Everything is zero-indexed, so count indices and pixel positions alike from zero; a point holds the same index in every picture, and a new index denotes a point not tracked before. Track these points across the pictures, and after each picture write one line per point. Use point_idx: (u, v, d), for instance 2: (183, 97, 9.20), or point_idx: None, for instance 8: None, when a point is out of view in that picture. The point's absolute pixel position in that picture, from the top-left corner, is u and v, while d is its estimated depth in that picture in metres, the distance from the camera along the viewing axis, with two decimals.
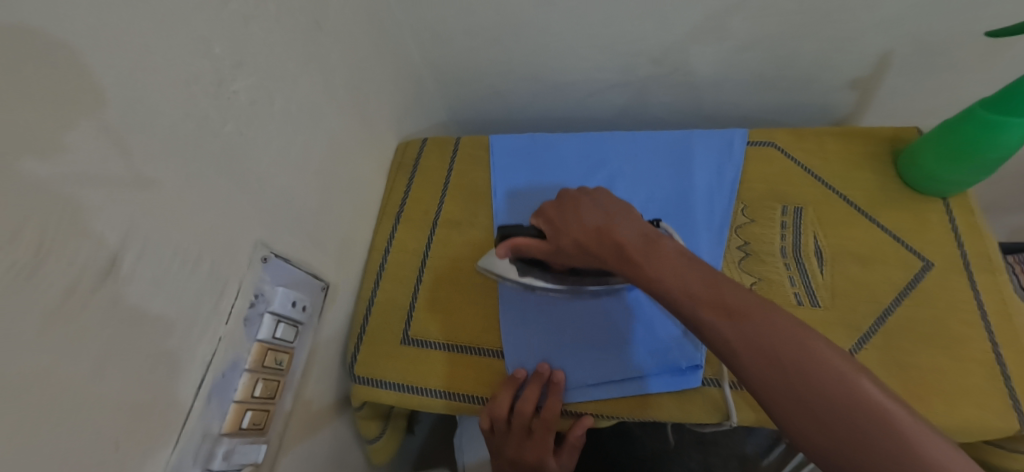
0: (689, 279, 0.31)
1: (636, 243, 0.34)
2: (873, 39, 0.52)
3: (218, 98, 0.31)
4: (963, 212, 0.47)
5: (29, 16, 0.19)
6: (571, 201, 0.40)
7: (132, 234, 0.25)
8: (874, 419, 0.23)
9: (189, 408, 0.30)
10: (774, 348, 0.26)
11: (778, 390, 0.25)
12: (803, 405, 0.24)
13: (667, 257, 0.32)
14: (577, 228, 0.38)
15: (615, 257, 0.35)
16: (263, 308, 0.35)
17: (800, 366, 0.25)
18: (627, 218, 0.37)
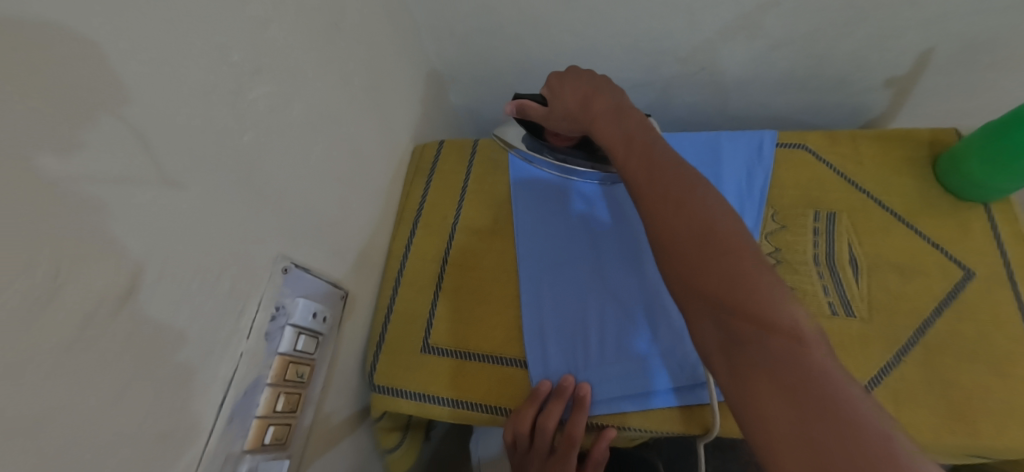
0: (630, 142, 0.38)
1: (608, 114, 0.41)
2: (913, 37, 0.50)
3: (236, 107, 0.30)
4: (1008, 221, 0.45)
5: (32, 33, 0.18)
6: (572, 73, 0.45)
7: (151, 256, 0.24)
8: (718, 235, 0.30)
9: (210, 427, 0.29)
10: (683, 211, 0.32)
11: (661, 209, 0.33)
12: (671, 219, 0.32)
13: (631, 129, 0.39)
14: (569, 96, 0.44)
15: (589, 122, 0.42)
16: (285, 321, 0.34)
17: (700, 227, 0.30)
18: (606, 95, 0.42)
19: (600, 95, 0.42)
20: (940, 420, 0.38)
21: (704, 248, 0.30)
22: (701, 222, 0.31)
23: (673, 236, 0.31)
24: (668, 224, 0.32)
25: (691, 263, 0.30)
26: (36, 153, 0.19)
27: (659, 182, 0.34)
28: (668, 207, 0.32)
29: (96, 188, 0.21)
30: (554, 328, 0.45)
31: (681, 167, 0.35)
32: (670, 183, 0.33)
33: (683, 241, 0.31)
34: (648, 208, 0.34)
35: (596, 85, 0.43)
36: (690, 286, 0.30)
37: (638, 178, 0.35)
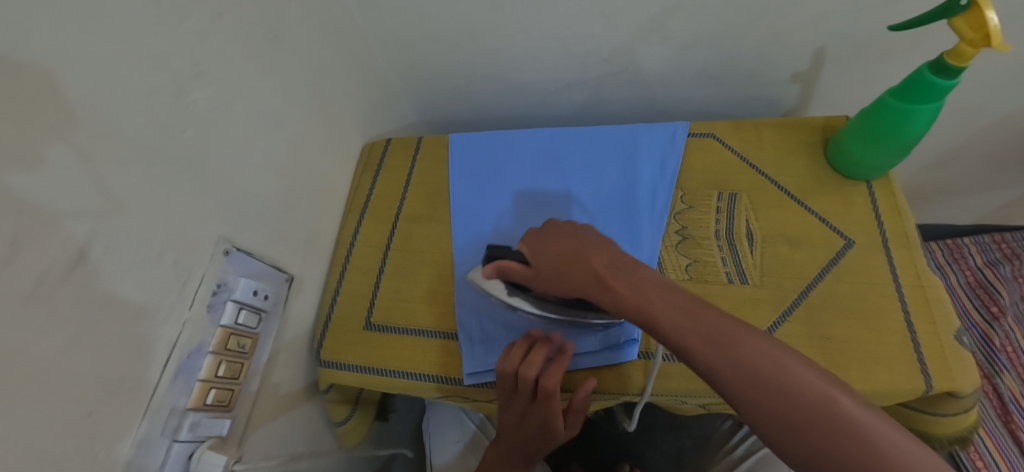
0: (668, 310, 0.32)
1: (615, 273, 0.36)
2: (804, 35, 0.55)
3: (181, 105, 0.35)
4: (884, 194, 0.51)
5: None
6: (551, 235, 0.42)
7: (100, 229, 0.29)
8: (847, 431, 0.25)
9: (155, 384, 0.33)
10: (758, 386, 0.27)
11: (762, 405, 0.27)
12: (784, 420, 0.26)
13: (659, 294, 0.33)
14: (554, 259, 0.40)
15: (597, 288, 0.36)
16: (226, 296, 0.38)
17: (784, 403, 0.27)
18: (604, 250, 0.38)
19: (594, 253, 0.38)
20: None
21: (806, 423, 0.26)
22: (785, 389, 0.27)
23: (758, 416, 0.27)
24: (753, 402, 0.28)
25: (804, 446, 0.26)
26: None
27: (722, 354, 0.29)
28: (739, 381, 0.28)
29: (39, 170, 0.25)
30: (483, 302, 0.49)
31: (725, 320, 0.30)
32: (722, 349, 0.29)
33: (775, 422, 0.27)
34: (720, 384, 0.29)
35: (582, 240, 0.40)
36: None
37: (678, 342, 0.31)
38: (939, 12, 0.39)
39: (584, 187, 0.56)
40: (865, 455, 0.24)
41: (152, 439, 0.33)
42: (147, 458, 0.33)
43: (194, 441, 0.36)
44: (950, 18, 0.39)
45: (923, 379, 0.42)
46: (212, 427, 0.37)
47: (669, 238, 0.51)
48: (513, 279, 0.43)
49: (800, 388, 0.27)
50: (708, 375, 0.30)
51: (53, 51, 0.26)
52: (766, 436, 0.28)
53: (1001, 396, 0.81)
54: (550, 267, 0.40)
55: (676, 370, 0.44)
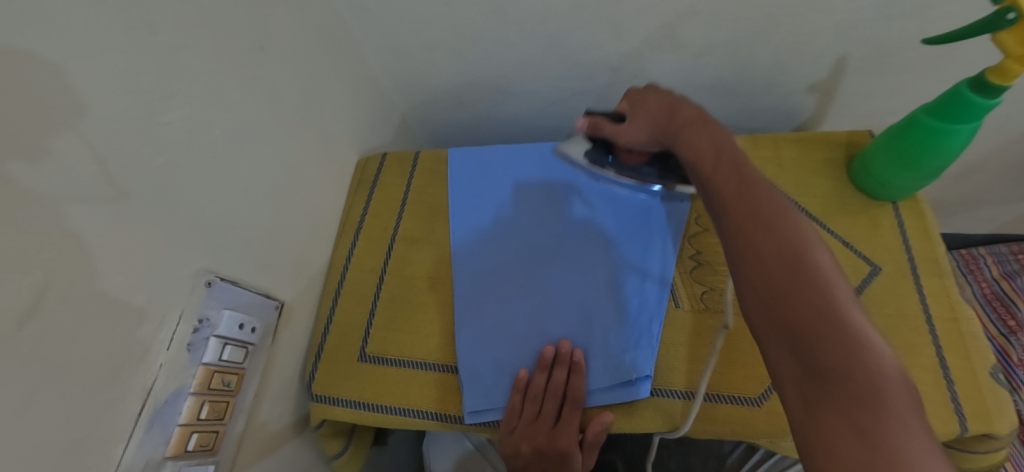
0: (717, 155, 0.35)
1: (695, 126, 0.38)
2: (826, 44, 0.52)
3: (153, 129, 0.32)
4: (913, 216, 0.48)
5: None
6: (656, 89, 0.44)
7: (59, 273, 0.26)
8: (814, 277, 0.26)
9: (129, 435, 0.31)
10: (762, 221, 0.29)
11: (754, 233, 0.29)
12: (760, 250, 0.28)
13: (722, 145, 0.36)
14: (649, 109, 0.43)
15: (671, 135, 0.40)
16: (209, 333, 0.36)
17: (779, 241, 0.28)
18: (695, 108, 0.40)
19: (687, 106, 0.40)
20: None
21: (783, 263, 0.27)
22: (787, 240, 0.28)
23: (743, 238, 0.29)
24: (744, 232, 0.29)
25: (765, 276, 0.27)
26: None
27: (755, 189, 0.31)
28: (748, 220, 0.29)
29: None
30: (484, 330, 0.47)
31: (770, 182, 0.32)
32: (754, 189, 0.31)
33: (756, 251, 0.28)
34: (725, 213, 0.31)
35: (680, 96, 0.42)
36: (764, 293, 0.27)
37: (713, 176, 0.34)
38: (982, 27, 0.36)
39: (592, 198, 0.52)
40: (824, 310, 0.24)
41: None
42: None
43: None
44: (994, 33, 0.35)
45: (959, 422, 0.39)
46: None
47: (683, 262, 0.48)
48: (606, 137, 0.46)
49: (808, 251, 0.27)
50: (720, 201, 0.32)
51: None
52: (734, 264, 0.29)
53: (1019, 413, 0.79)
54: (650, 117, 0.43)
55: (690, 412, 0.41)
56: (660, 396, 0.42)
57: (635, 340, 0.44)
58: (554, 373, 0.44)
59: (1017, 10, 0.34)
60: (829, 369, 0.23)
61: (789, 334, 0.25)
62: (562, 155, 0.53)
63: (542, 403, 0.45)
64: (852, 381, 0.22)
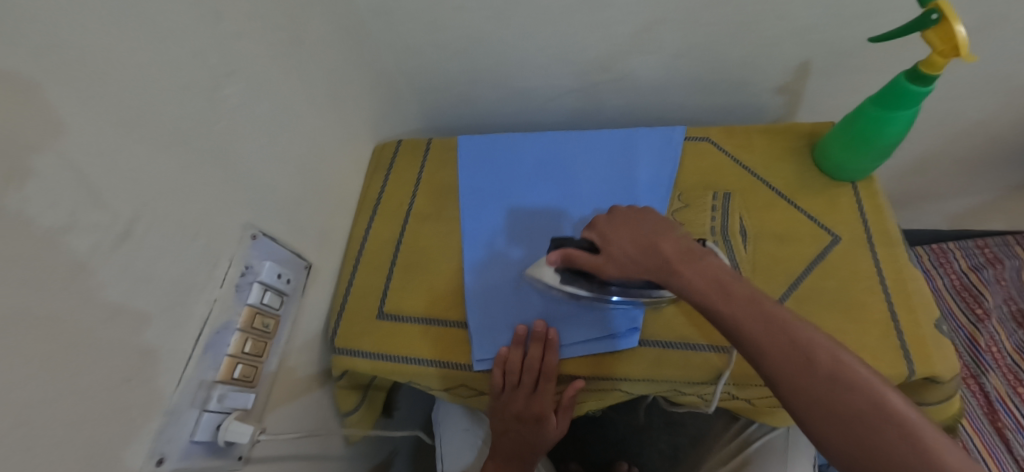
0: (729, 289, 0.35)
1: (678, 255, 0.39)
2: (791, 47, 0.59)
3: (215, 100, 0.38)
4: (869, 195, 0.54)
5: (72, 43, 0.27)
6: (623, 217, 0.44)
7: (144, 209, 0.32)
8: (887, 419, 0.27)
9: (188, 356, 0.35)
10: (820, 376, 0.30)
11: (809, 383, 0.30)
12: (827, 404, 0.29)
13: (720, 277, 0.37)
14: (623, 239, 0.42)
15: (662, 268, 0.39)
16: (253, 278, 0.41)
17: (847, 397, 0.28)
18: (672, 235, 0.41)
19: (664, 238, 0.40)
20: None
21: (858, 419, 0.28)
22: (842, 382, 0.29)
23: (810, 407, 0.29)
24: (807, 392, 0.30)
25: (857, 444, 0.27)
26: (43, 121, 0.25)
27: (794, 338, 0.32)
28: (799, 367, 0.30)
29: (83, 150, 0.28)
30: (488, 292, 0.52)
31: (789, 313, 0.33)
32: (791, 335, 0.32)
33: (830, 417, 0.29)
34: (771, 363, 0.31)
35: (654, 230, 0.42)
36: (851, 449, 0.27)
37: (744, 323, 0.33)
38: (914, 25, 0.43)
39: (587, 193, 0.57)
40: (914, 455, 0.26)
41: (183, 408, 0.35)
42: (177, 425, 0.35)
43: (222, 412, 0.38)
44: (923, 31, 0.43)
45: (905, 364, 0.44)
46: (238, 400, 0.39)
47: None
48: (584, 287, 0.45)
49: (868, 390, 0.28)
50: (766, 360, 0.32)
51: (100, 39, 0.28)
52: (815, 431, 0.29)
53: (987, 395, 0.83)
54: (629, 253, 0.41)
55: (675, 358, 0.46)
56: (647, 346, 0.47)
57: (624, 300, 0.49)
58: (531, 349, 0.48)
59: (939, 12, 0.41)
60: None
61: None
62: (532, 277, 0.50)
63: (520, 376, 0.49)
64: None
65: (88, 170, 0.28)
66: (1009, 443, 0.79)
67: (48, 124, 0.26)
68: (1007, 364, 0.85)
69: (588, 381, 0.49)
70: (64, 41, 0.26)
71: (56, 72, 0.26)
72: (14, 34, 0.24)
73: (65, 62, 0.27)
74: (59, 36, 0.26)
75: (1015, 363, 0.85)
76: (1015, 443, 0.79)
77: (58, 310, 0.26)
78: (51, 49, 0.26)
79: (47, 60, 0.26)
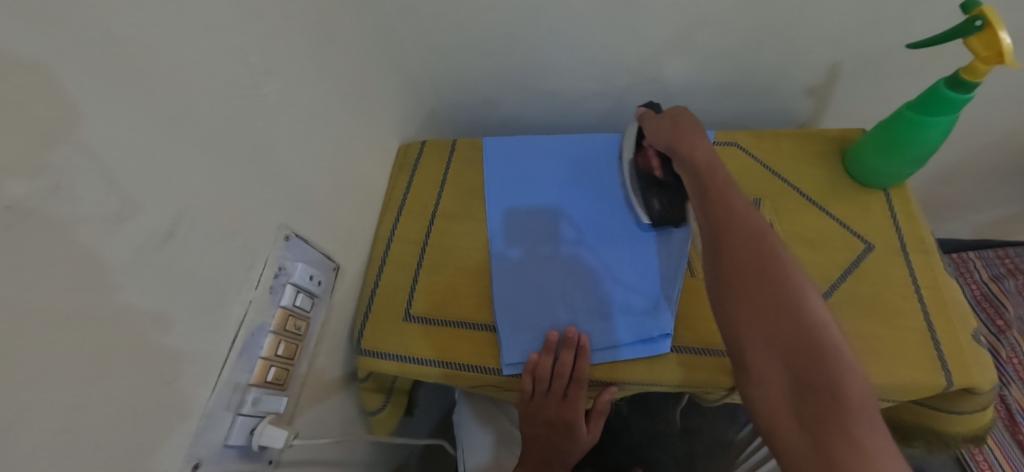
0: (728, 206, 0.39)
1: (705, 169, 0.43)
2: (822, 51, 0.59)
3: (253, 98, 0.37)
4: (902, 202, 0.53)
5: (126, 39, 0.27)
6: (682, 121, 0.49)
7: (186, 208, 0.31)
8: (809, 339, 0.30)
9: (224, 359, 0.35)
10: (775, 288, 0.32)
11: (757, 294, 0.33)
12: (767, 313, 0.32)
13: (726, 197, 0.40)
14: (676, 132, 0.49)
15: (691, 171, 0.44)
16: (286, 280, 0.40)
17: (791, 307, 0.31)
18: (707, 148, 0.45)
19: (702, 150, 0.45)
20: None
21: (795, 347, 0.30)
22: (789, 302, 0.32)
23: (757, 306, 0.32)
24: (754, 297, 0.33)
25: (778, 339, 0.31)
26: (98, 121, 0.25)
27: (766, 259, 0.34)
28: (756, 280, 0.33)
29: (131, 150, 0.27)
30: (516, 294, 0.51)
31: (775, 241, 0.35)
32: (766, 255, 0.34)
33: (767, 316, 0.32)
34: (731, 273, 0.35)
35: (697, 141, 0.46)
36: (766, 350, 0.31)
37: (737, 262, 0.35)
38: (956, 32, 0.42)
39: (616, 195, 0.57)
40: (821, 369, 0.29)
41: (219, 412, 0.34)
42: (213, 429, 0.34)
43: (256, 415, 0.37)
44: (965, 37, 0.42)
45: (944, 375, 0.44)
46: (271, 403, 0.38)
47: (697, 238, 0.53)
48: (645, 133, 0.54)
49: (811, 317, 0.31)
50: (734, 268, 0.35)
51: (148, 36, 0.28)
52: (743, 327, 0.32)
53: (1009, 406, 0.83)
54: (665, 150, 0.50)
55: (710, 365, 0.46)
56: (679, 353, 0.47)
57: (655, 304, 0.49)
58: (562, 355, 0.48)
59: (982, 19, 0.41)
60: (828, 424, 0.27)
61: (795, 395, 0.29)
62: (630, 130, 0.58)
63: (550, 382, 0.49)
64: (843, 430, 0.26)
65: (137, 171, 0.28)
66: None
67: (102, 123, 0.25)
68: None
69: (620, 388, 0.48)
70: (116, 38, 0.26)
71: (108, 71, 0.26)
72: (75, 31, 0.24)
73: (118, 60, 0.26)
74: (114, 32, 0.26)
75: None
76: None
77: (106, 313, 0.26)
78: (106, 44, 0.25)
79: (103, 57, 0.25)
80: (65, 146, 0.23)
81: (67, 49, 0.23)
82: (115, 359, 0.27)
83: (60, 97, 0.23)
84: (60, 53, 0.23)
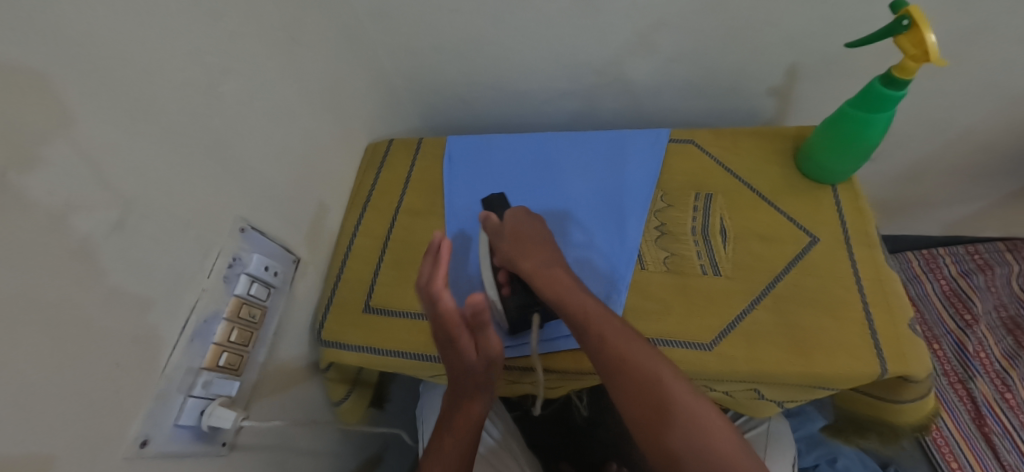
0: (577, 297, 0.44)
1: (548, 273, 0.46)
2: (779, 51, 0.60)
3: (212, 96, 0.39)
4: (849, 198, 0.55)
5: (77, 40, 0.28)
6: (516, 231, 0.51)
7: (139, 199, 0.33)
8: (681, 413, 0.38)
9: (174, 342, 0.36)
10: (643, 376, 0.39)
11: (633, 387, 0.39)
12: (648, 403, 0.39)
13: (572, 289, 0.45)
14: (525, 243, 0.49)
15: (545, 280, 0.46)
16: (240, 270, 0.42)
17: (658, 410, 0.38)
18: (546, 252, 0.48)
19: (545, 255, 0.48)
20: (784, 352, 0.46)
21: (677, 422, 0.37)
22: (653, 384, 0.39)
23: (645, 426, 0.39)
24: (630, 389, 0.39)
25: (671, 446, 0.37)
26: (52, 114, 0.27)
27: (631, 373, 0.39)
28: (622, 370, 0.40)
29: (88, 141, 0.29)
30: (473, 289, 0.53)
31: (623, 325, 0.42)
32: (630, 364, 0.40)
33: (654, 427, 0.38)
34: (605, 367, 0.41)
35: (534, 247, 0.49)
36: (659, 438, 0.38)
37: (605, 356, 0.41)
38: (886, 31, 0.44)
39: (573, 193, 0.58)
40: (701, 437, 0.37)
41: (170, 393, 0.36)
42: (163, 409, 0.36)
43: (207, 398, 0.39)
44: (895, 36, 0.44)
45: (880, 364, 0.45)
46: (224, 387, 0.40)
47: (649, 233, 0.55)
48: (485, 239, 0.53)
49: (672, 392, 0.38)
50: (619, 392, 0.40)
51: (101, 35, 0.30)
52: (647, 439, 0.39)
53: (974, 399, 0.86)
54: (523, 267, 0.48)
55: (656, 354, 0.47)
56: None
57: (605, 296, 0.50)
58: (425, 266, 0.42)
59: (909, 18, 0.42)
60: None
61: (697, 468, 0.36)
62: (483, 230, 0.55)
63: None
64: None
65: (94, 160, 0.30)
66: (996, 449, 0.81)
67: (57, 117, 0.27)
68: (995, 370, 0.88)
69: (567, 375, 0.49)
70: (72, 40, 0.28)
71: (63, 68, 0.28)
72: (23, 31, 0.25)
73: (70, 59, 0.28)
74: (63, 34, 0.28)
75: (1004, 369, 0.87)
76: (1000, 449, 0.81)
77: (59, 294, 0.28)
78: (56, 44, 0.27)
79: (52, 55, 0.27)
80: (24, 136, 0.26)
81: (21, 47, 0.25)
82: (69, 336, 0.29)
83: (15, 91, 0.25)
84: (12, 49, 0.25)
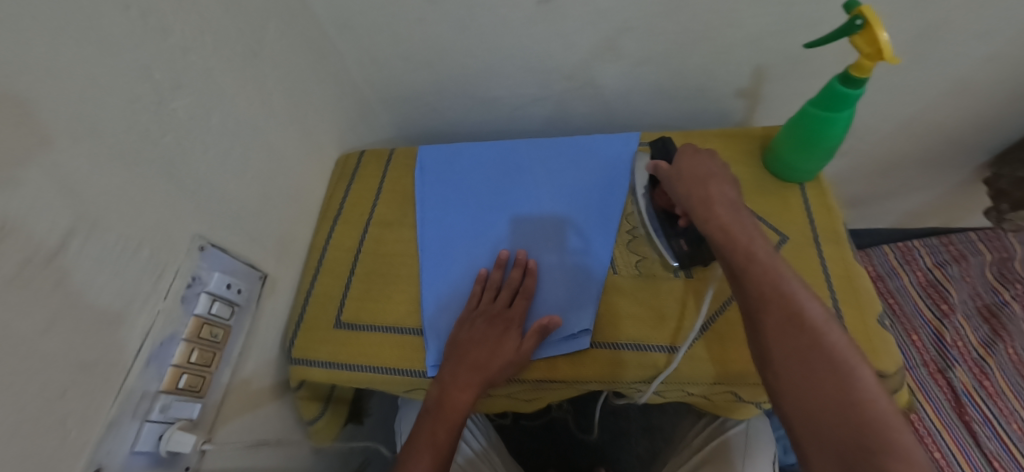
0: (729, 220, 0.40)
1: (713, 193, 0.43)
2: (744, 53, 0.61)
3: (163, 113, 0.39)
4: (817, 195, 0.55)
5: (12, 61, 0.28)
6: (684, 155, 0.47)
7: (81, 222, 0.32)
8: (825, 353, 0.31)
9: (128, 366, 0.35)
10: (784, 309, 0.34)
11: (776, 315, 0.34)
12: (792, 335, 0.33)
13: (726, 211, 0.41)
14: (691, 171, 0.46)
15: (703, 201, 0.42)
16: (200, 289, 0.41)
17: (798, 342, 0.32)
18: (716, 180, 0.44)
19: (712, 181, 0.44)
20: None
21: (819, 363, 0.31)
22: (802, 321, 0.33)
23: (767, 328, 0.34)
24: (778, 327, 0.33)
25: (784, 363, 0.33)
26: None
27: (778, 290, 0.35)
28: (766, 295, 0.35)
29: (22, 161, 0.28)
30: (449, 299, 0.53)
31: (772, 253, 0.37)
32: (772, 294, 0.34)
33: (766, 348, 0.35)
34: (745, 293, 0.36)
35: (703, 174, 0.45)
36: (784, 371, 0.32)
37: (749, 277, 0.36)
38: (842, 31, 0.45)
39: (546, 199, 0.58)
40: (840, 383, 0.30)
41: (124, 419, 0.35)
42: (117, 436, 0.35)
43: (165, 422, 0.38)
44: (851, 36, 0.44)
45: None
46: (182, 410, 0.39)
47: (621, 237, 0.55)
48: (494, 278, 0.52)
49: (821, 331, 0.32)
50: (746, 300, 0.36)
51: (38, 56, 0.29)
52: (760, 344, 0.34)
53: (954, 388, 0.87)
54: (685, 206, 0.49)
55: (628, 359, 0.47)
56: (598, 347, 0.48)
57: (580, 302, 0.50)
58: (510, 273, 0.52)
59: (862, 18, 0.43)
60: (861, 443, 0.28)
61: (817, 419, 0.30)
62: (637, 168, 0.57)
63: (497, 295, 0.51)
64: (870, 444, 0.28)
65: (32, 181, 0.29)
66: (977, 436, 0.82)
67: None
68: (973, 358, 0.89)
69: (541, 384, 0.49)
70: (7, 60, 0.27)
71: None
72: None
73: (9, 82, 0.27)
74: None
75: (981, 357, 0.88)
76: (981, 437, 0.82)
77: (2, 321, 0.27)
78: None
79: None
80: None
81: None
82: (12, 366, 0.28)
83: None
84: None
